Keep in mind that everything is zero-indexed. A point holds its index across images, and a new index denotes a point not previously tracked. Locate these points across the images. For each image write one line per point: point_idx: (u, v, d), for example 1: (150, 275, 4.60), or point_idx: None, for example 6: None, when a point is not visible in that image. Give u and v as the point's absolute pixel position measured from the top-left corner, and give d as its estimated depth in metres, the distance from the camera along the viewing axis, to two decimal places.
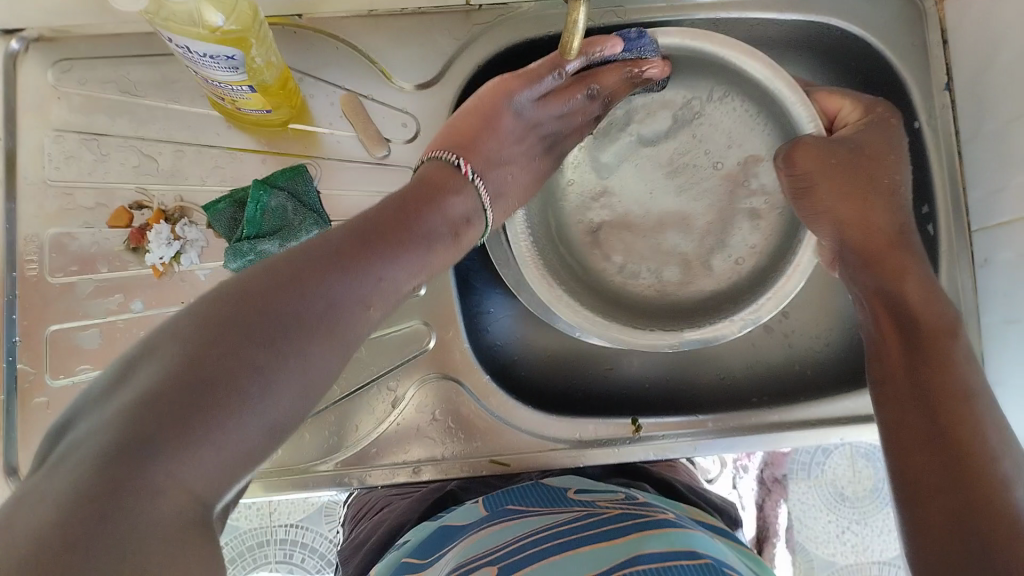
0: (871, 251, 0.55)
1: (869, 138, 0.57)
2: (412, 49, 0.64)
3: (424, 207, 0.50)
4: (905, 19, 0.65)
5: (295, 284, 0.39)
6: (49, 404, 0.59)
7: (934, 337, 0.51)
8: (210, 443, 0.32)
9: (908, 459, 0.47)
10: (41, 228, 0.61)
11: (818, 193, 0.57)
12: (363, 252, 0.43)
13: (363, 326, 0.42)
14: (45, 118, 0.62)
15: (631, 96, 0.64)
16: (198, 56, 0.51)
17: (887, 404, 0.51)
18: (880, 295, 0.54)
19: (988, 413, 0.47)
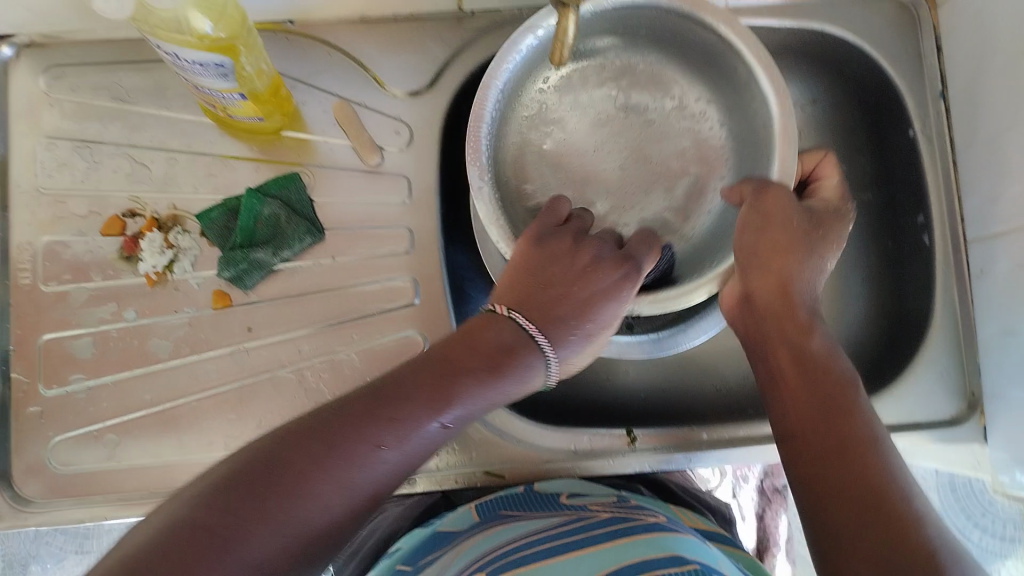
0: (773, 308, 0.49)
1: (826, 214, 0.52)
2: (405, 56, 0.64)
3: (458, 350, 0.48)
4: (900, 25, 0.64)
5: (273, 463, 0.37)
6: (41, 413, 0.59)
7: (837, 387, 0.46)
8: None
9: (816, 489, 0.42)
10: (34, 236, 0.61)
11: (772, 229, 0.50)
12: (348, 425, 0.40)
13: (365, 471, 0.40)
14: (38, 125, 0.62)
15: (631, 27, 0.58)
16: (187, 64, 0.50)
17: (798, 454, 0.45)
18: (778, 321, 0.49)
19: (895, 460, 0.42)
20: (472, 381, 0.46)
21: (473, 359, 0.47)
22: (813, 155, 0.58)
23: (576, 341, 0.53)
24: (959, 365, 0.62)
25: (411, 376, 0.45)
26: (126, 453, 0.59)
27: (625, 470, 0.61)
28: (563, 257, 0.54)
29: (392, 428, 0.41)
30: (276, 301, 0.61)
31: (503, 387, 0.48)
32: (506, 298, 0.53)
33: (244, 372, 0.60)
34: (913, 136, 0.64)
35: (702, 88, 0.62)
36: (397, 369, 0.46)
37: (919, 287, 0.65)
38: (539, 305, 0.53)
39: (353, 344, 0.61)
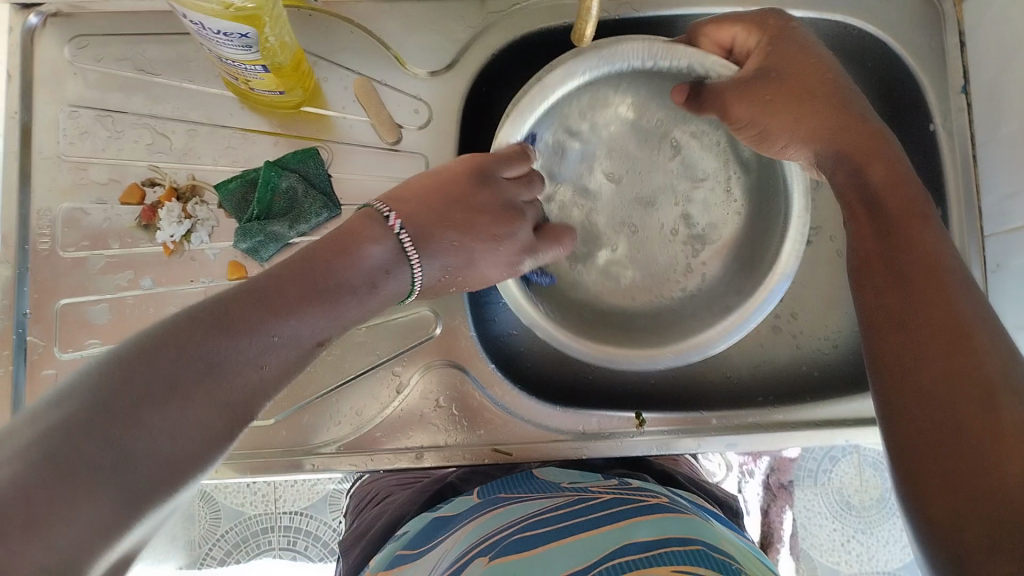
0: (858, 141, 0.49)
1: (786, 51, 0.53)
2: (427, 35, 0.64)
3: (338, 255, 0.46)
4: (924, 19, 0.64)
5: (167, 348, 0.36)
6: (56, 376, 0.60)
7: (905, 220, 0.45)
8: (114, 473, 0.32)
9: (893, 350, 0.42)
10: (55, 203, 0.61)
11: (783, 117, 0.52)
12: (242, 323, 0.39)
13: (263, 375, 0.40)
14: (61, 93, 0.62)
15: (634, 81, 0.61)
16: (212, 33, 0.50)
17: (868, 314, 0.44)
18: (852, 179, 0.49)
19: (964, 289, 0.42)
20: (349, 299, 0.46)
21: (338, 258, 0.46)
22: (702, 33, 0.57)
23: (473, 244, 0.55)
24: None
25: (278, 282, 0.43)
26: None
27: (633, 453, 0.61)
28: (467, 198, 0.55)
29: (271, 345, 0.40)
30: None
31: (367, 301, 0.47)
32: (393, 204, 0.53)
33: None
34: (932, 130, 0.64)
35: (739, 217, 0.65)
36: (269, 269, 0.44)
37: None
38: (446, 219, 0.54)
39: None
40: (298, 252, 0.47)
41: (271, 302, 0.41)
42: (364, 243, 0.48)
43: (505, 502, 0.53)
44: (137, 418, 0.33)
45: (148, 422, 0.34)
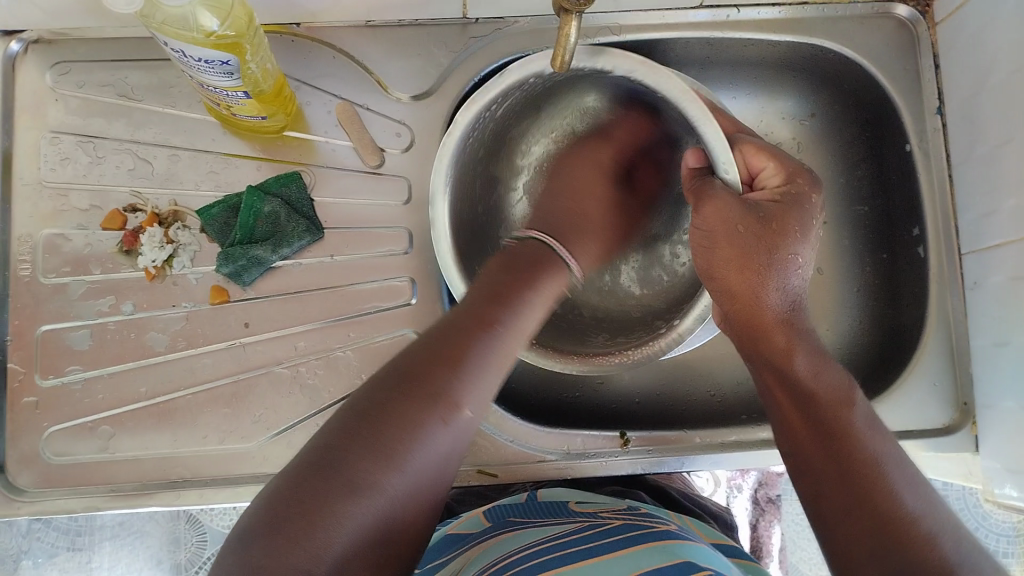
0: (750, 337, 0.51)
1: (779, 214, 0.51)
2: (408, 60, 0.64)
3: (515, 278, 0.49)
4: (898, 42, 0.65)
5: (403, 374, 0.43)
6: (36, 404, 0.60)
7: (835, 410, 0.48)
8: (359, 507, 0.39)
9: (843, 552, 0.44)
10: (35, 229, 0.61)
11: (719, 251, 0.51)
12: (446, 348, 0.44)
13: (508, 349, 0.46)
14: (43, 120, 0.63)
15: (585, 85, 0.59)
16: (193, 61, 0.51)
17: (806, 489, 0.47)
18: (784, 389, 0.50)
19: (901, 478, 0.46)
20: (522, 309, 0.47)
21: (523, 287, 0.48)
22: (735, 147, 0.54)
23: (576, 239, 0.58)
24: (952, 377, 0.63)
25: (451, 319, 0.46)
26: (120, 445, 0.60)
27: (618, 472, 0.61)
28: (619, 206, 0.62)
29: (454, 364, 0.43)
30: (273, 298, 0.61)
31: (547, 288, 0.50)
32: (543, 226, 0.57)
33: (241, 367, 0.60)
34: (909, 150, 0.65)
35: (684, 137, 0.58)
36: (467, 296, 0.48)
37: (913, 299, 0.66)
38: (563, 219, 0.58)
39: (348, 341, 0.61)
40: (478, 280, 0.49)
41: (392, 400, 0.42)
42: (537, 270, 0.51)
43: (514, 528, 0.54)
44: (335, 498, 0.39)
45: (339, 512, 0.39)
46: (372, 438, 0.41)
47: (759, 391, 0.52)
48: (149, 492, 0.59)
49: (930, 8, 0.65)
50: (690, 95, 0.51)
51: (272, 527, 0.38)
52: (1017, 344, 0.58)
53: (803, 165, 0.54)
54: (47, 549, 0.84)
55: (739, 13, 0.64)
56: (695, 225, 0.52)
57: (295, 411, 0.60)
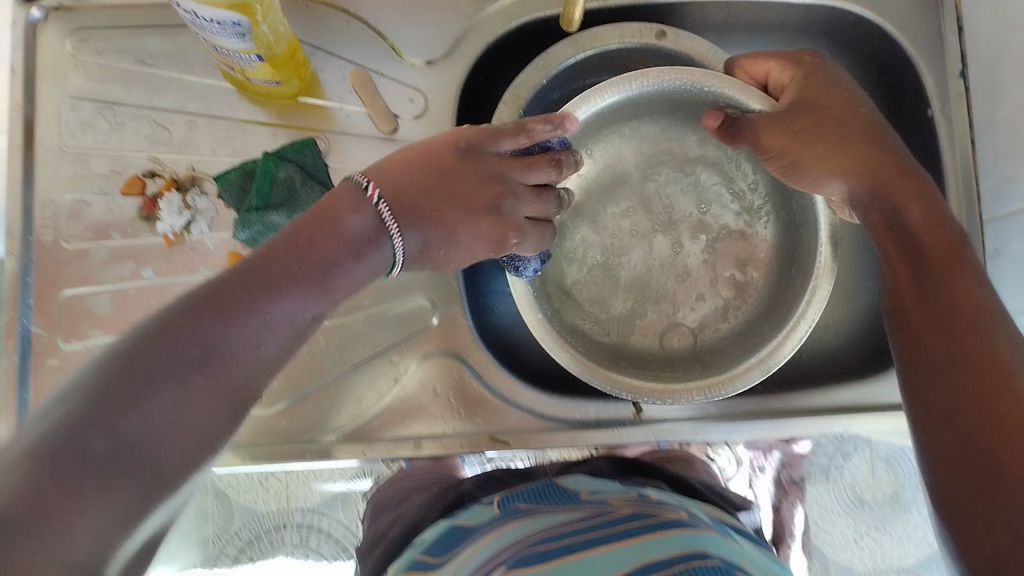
0: (889, 180, 0.48)
1: (811, 90, 0.51)
2: (421, 25, 0.64)
3: (320, 233, 0.45)
4: (920, 5, 0.64)
5: (175, 330, 0.37)
6: (59, 366, 0.61)
7: (947, 263, 0.45)
8: (95, 503, 0.31)
9: (955, 427, 0.40)
10: (57, 195, 0.62)
11: (804, 157, 0.50)
12: (217, 313, 0.39)
13: (262, 358, 0.41)
14: (63, 86, 0.63)
15: (644, 104, 0.60)
16: (204, 21, 0.50)
17: (915, 367, 0.44)
18: (924, 215, 0.46)
19: (1014, 340, 0.41)
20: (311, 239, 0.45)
21: (336, 245, 0.45)
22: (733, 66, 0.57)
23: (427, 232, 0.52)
24: None
25: (276, 254, 0.43)
26: None
27: (629, 442, 0.61)
28: (471, 180, 0.54)
29: (263, 322, 0.40)
30: None
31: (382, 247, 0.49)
32: (375, 177, 0.51)
33: None
34: (931, 114, 0.64)
35: (771, 223, 0.63)
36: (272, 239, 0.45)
37: None
38: (432, 217, 0.52)
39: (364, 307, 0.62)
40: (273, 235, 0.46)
41: (153, 350, 0.36)
42: (460, 178, 0.53)
43: (521, 515, 0.54)
44: (77, 501, 0.30)
45: (158, 403, 0.35)
46: (116, 407, 0.33)
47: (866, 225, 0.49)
48: None
49: None
50: (720, 81, 0.55)
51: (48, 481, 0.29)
52: None
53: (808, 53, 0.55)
54: None
55: None
56: (771, 162, 0.53)
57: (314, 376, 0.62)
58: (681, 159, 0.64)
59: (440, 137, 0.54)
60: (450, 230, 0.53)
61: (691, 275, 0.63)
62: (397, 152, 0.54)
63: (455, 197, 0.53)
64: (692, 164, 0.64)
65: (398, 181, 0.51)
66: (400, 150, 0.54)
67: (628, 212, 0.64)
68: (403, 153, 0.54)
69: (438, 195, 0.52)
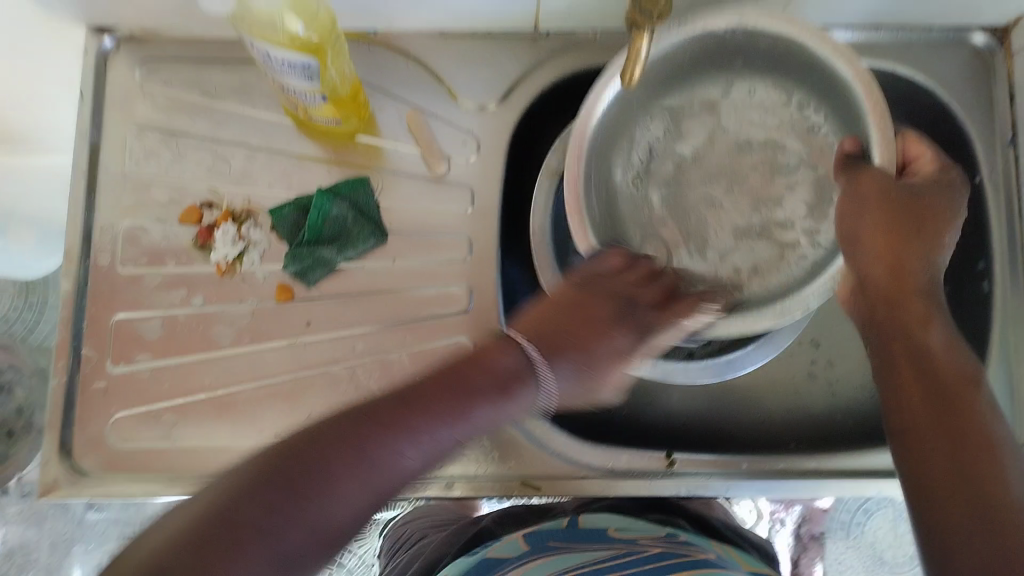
0: (886, 297, 0.51)
1: (926, 197, 0.52)
2: (480, 71, 0.66)
3: (471, 369, 0.50)
4: (972, 71, 0.65)
5: (312, 448, 0.43)
6: (105, 389, 0.62)
7: (959, 388, 0.48)
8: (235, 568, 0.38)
9: (946, 529, 0.44)
10: (116, 220, 0.63)
11: (864, 224, 0.51)
12: (356, 440, 0.44)
13: (400, 474, 0.45)
14: (129, 114, 0.65)
15: (708, 58, 0.57)
16: (277, 63, 0.51)
17: (909, 461, 0.48)
18: (909, 356, 0.50)
19: (1013, 461, 0.46)
20: (487, 406, 0.49)
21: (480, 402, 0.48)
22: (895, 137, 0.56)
23: (603, 364, 0.53)
24: (1012, 418, 0.62)
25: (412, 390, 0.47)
26: (184, 434, 0.61)
27: (660, 493, 0.61)
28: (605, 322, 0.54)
29: (412, 440, 0.45)
30: (337, 299, 0.63)
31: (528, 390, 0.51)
32: (529, 328, 0.53)
33: (302, 364, 0.62)
34: (978, 182, 0.65)
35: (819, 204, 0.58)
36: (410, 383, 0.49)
37: (976, 336, 0.65)
38: (573, 341, 0.53)
39: (408, 346, 0.62)
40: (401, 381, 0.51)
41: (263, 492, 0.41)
42: (587, 312, 0.54)
43: (552, 552, 0.55)
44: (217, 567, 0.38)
45: (251, 553, 0.39)
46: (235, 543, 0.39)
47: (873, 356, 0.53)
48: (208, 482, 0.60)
49: (1008, 37, 0.64)
50: (822, 45, 0.52)
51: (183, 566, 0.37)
52: None
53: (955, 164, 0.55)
54: (98, 537, 0.94)
55: None
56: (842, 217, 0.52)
57: None
58: (795, 104, 0.59)
59: (559, 289, 0.55)
60: (586, 364, 0.53)
61: (711, 211, 0.60)
62: (527, 314, 0.55)
63: (594, 336, 0.53)
64: (808, 106, 0.58)
65: (549, 328, 0.53)
66: (529, 312, 0.55)
67: (727, 116, 0.60)
68: (531, 312, 0.55)
69: (585, 333, 0.53)
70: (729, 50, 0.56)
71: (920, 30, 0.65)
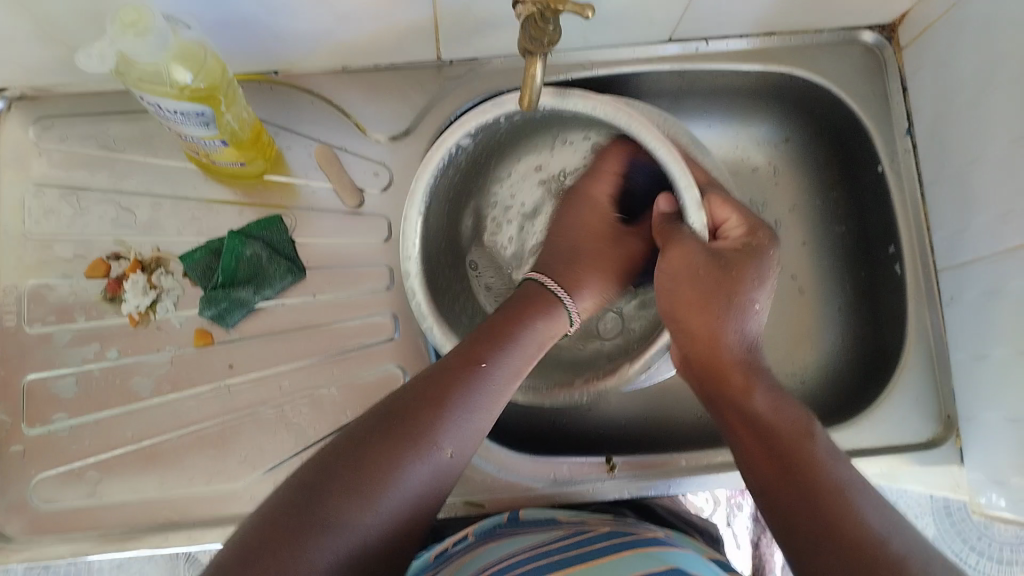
0: (712, 373, 0.52)
1: (732, 262, 0.53)
2: (384, 103, 0.66)
3: (500, 325, 0.53)
4: (865, 68, 0.67)
5: (387, 435, 0.46)
6: (23, 452, 0.60)
7: (798, 440, 0.49)
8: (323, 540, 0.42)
9: (823, 573, 0.43)
10: (20, 280, 0.62)
11: (678, 297, 0.53)
12: (404, 426, 0.46)
13: (454, 436, 0.48)
14: (27, 173, 0.64)
15: (545, 121, 0.62)
16: (169, 113, 0.51)
17: (774, 517, 0.47)
18: (742, 424, 0.50)
19: (866, 501, 0.46)
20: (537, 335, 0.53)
21: (515, 340, 0.52)
22: (700, 198, 0.56)
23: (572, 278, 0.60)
24: (936, 392, 0.64)
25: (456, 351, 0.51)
26: (110, 490, 0.60)
27: (604, 498, 0.62)
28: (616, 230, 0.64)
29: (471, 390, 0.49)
30: (257, 339, 0.62)
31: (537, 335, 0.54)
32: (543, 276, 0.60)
33: (227, 409, 0.61)
34: (881, 171, 0.67)
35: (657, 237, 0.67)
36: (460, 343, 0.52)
37: (892, 318, 0.68)
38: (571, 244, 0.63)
39: (334, 380, 0.62)
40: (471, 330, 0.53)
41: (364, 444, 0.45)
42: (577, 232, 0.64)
43: (499, 537, 0.55)
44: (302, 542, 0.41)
45: (348, 508, 0.43)
46: (350, 472, 0.44)
47: (719, 430, 0.52)
48: (139, 536, 0.59)
49: (895, 33, 0.67)
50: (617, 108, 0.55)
51: (305, 496, 0.43)
52: (995, 357, 0.59)
53: (762, 223, 0.55)
54: None
55: (707, 45, 0.66)
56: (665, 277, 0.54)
57: (283, 451, 0.61)
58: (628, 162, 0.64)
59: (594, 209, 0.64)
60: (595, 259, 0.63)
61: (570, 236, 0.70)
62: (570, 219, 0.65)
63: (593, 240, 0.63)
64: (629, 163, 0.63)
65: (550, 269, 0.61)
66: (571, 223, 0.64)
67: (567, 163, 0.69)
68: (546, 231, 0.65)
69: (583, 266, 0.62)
70: (540, 120, 0.63)
71: (812, 34, 0.67)
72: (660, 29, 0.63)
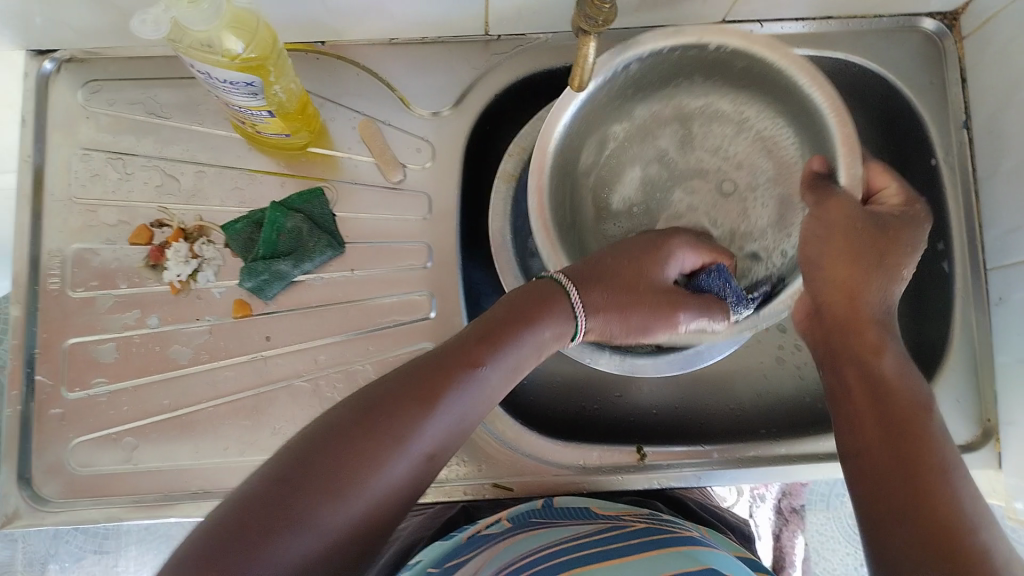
0: (837, 327, 0.51)
1: (892, 223, 0.53)
2: (429, 78, 0.65)
3: (533, 306, 0.50)
4: (924, 57, 0.65)
5: (388, 406, 0.42)
6: (62, 416, 0.61)
7: (911, 415, 0.47)
8: (311, 519, 0.38)
9: (891, 552, 0.42)
10: (64, 244, 0.62)
11: (824, 252, 0.52)
12: (410, 396, 0.43)
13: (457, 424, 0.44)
14: (73, 137, 0.64)
15: (679, 66, 0.60)
16: (218, 83, 0.50)
17: (861, 483, 0.46)
18: (861, 383, 0.49)
19: (964, 487, 0.44)
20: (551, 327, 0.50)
21: (522, 327, 0.48)
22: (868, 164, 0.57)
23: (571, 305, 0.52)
24: (977, 395, 0.63)
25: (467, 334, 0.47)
26: (146, 456, 0.60)
27: (632, 488, 0.61)
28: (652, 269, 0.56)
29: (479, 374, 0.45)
30: (295, 311, 0.62)
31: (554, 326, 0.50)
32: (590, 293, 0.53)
33: (263, 380, 0.61)
34: (934, 164, 0.65)
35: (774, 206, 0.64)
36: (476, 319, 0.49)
37: (935, 318, 0.65)
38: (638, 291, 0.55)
39: (371, 356, 0.62)
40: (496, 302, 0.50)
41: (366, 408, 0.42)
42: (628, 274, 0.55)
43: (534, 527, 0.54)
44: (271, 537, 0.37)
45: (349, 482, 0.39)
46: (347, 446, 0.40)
47: (832, 389, 0.51)
48: (172, 503, 0.59)
49: (956, 22, 0.64)
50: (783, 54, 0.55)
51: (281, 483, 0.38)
52: None
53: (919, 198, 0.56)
54: (75, 552, 0.91)
55: (760, 28, 0.64)
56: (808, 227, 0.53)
57: None
58: (756, 133, 0.65)
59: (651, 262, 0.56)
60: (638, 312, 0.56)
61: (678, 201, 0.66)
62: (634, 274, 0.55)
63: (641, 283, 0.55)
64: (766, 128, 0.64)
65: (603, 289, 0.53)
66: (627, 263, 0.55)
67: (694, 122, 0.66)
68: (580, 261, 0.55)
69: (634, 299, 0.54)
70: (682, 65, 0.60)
71: (870, 19, 0.65)
72: (715, 10, 0.61)
